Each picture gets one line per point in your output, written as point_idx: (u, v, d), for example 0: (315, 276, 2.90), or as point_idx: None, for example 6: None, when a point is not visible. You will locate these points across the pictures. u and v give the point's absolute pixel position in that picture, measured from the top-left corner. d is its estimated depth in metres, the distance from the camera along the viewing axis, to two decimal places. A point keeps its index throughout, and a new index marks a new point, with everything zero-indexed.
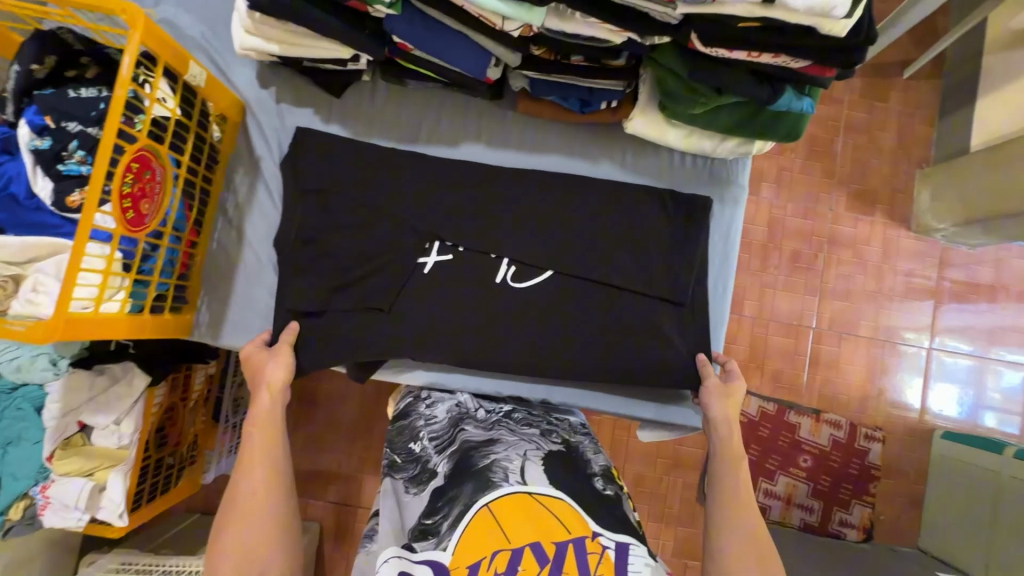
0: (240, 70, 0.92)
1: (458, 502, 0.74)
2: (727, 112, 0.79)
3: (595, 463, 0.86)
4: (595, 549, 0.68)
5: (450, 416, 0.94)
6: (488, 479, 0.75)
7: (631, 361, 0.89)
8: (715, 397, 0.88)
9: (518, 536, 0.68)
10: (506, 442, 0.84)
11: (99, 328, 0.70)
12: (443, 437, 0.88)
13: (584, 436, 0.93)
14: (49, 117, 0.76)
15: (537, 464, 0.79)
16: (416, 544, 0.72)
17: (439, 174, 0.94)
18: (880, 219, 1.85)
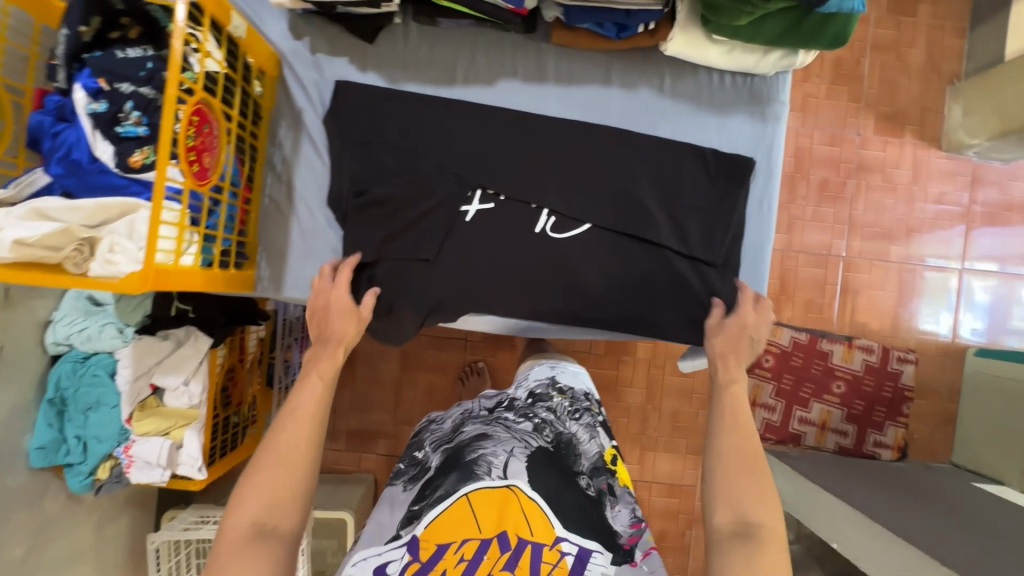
0: (273, 21, 0.91)
1: (440, 488, 0.87)
2: (772, 21, 0.78)
3: (586, 458, 0.95)
4: (552, 558, 0.80)
5: (454, 422, 1.05)
6: (471, 471, 0.86)
7: (666, 301, 0.95)
8: (727, 330, 0.90)
9: (487, 526, 0.81)
10: (496, 438, 0.92)
11: (178, 280, 0.73)
12: (444, 441, 0.99)
13: (580, 420, 1.03)
14: (102, 79, 0.77)
15: (520, 460, 0.88)
16: (402, 530, 0.85)
17: (479, 115, 0.94)
18: (910, 140, 1.82)
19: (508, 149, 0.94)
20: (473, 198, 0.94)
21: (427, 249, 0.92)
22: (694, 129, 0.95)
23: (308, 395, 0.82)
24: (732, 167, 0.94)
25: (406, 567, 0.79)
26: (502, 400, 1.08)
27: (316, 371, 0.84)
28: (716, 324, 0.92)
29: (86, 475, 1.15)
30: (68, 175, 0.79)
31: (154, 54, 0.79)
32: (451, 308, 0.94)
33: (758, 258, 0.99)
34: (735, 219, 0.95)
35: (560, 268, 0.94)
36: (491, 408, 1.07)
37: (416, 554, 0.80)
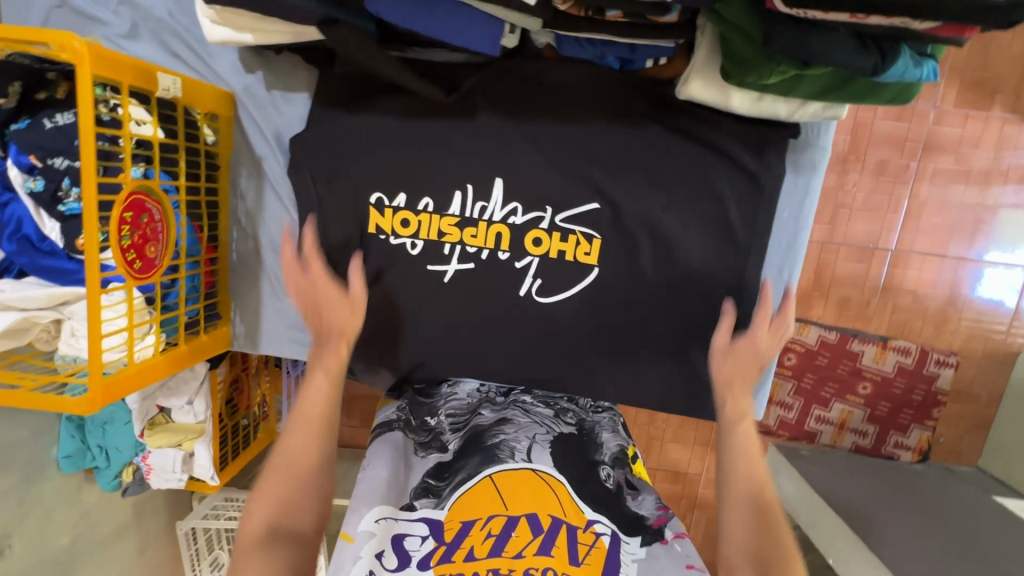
0: (222, 56, 0.80)
1: (461, 471, 0.86)
2: (810, 80, 0.61)
3: (606, 449, 0.94)
4: (587, 540, 0.79)
5: (472, 397, 0.98)
6: (494, 454, 0.87)
7: (658, 369, 0.88)
8: (729, 351, 0.83)
9: (516, 506, 0.81)
10: (517, 424, 0.92)
11: (136, 379, 0.71)
12: (460, 420, 0.94)
13: (602, 414, 1.02)
14: (33, 155, 0.70)
15: (543, 448, 0.89)
16: (416, 502, 0.84)
17: (459, 161, 0.83)
18: (996, 114, 1.53)
19: (492, 201, 0.84)
20: (452, 257, 0.86)
21: (403, 311, 0.88)
22: (710, 179, 0.81)
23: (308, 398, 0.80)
24: (749, 231, 0.83)
25: (428, 554, 0.77)
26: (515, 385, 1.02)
27: (321, 368, 0.81)
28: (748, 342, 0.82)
29: (112, 477, 1.25)
30: (20, 254, 0.75)
31: None
32: (433, 369, 0.90)
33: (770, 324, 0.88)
34: (748, 282, 0.85)
35: (549, 332, 0.88)
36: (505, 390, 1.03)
37: (437, 535, 0.79)
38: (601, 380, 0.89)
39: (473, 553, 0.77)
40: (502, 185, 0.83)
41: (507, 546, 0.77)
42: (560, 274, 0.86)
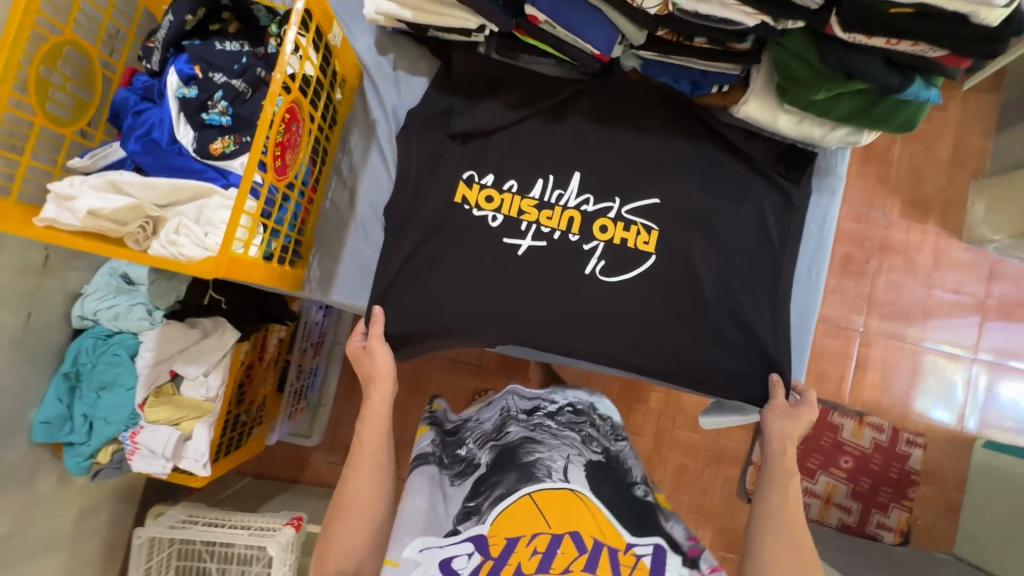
0: (363, 37, 0.95)
1: (499, 486, 0.83)
2: (846, 100, 0.82)
3: (635, 473, 0.95)
4: (628, 561, 0.74)
5: (496, 421, 1.08)
6: (531, 472, 0.84)
7: (704, 354, 0.96)
8: (780, 411, 0.94)
9: (558, 522, 0.76)
10: (549, 444, 0.92)
11: (238, 268, 0.73)
12: (486, 438, 1.03)
13: (623, 443, 1.05)
14: (198, 67, 0.79)
15: (578, 468, 0.88)
16: (460, 524, 0.79)
17: (547, 148, 0.96)
18: (932, 228, 1.87)
19: (568, 188, 0.96)
20: (529, 232, 0.95)
21: (476, 274, 0.93)
22: (755, 190, 0.97)
23: (367, 435, 0.88)
24: (783, 239, 0.97)
25: (477, 567, 0.72)
26: (542, 407, 1.11)
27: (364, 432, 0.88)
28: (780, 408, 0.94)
29: (85, 457, 1.10)
30: (143, 153, 0.79)
31: (250, 51, 0.81)
32: (495, 335, 0.93)
33: (804, 323, 1.00)
34: (784, 279, 0.98)
35: (609, 308, 0.95)
36: (528, 409, 1.11)
37: (484, 551, 0.74)
38: (653, 360, 0.95)
39: (522, 569, 0.70)
40: (579, 177, 0.96)
41: (553, 564, 0.71)
42: (624, 256, 0.95)
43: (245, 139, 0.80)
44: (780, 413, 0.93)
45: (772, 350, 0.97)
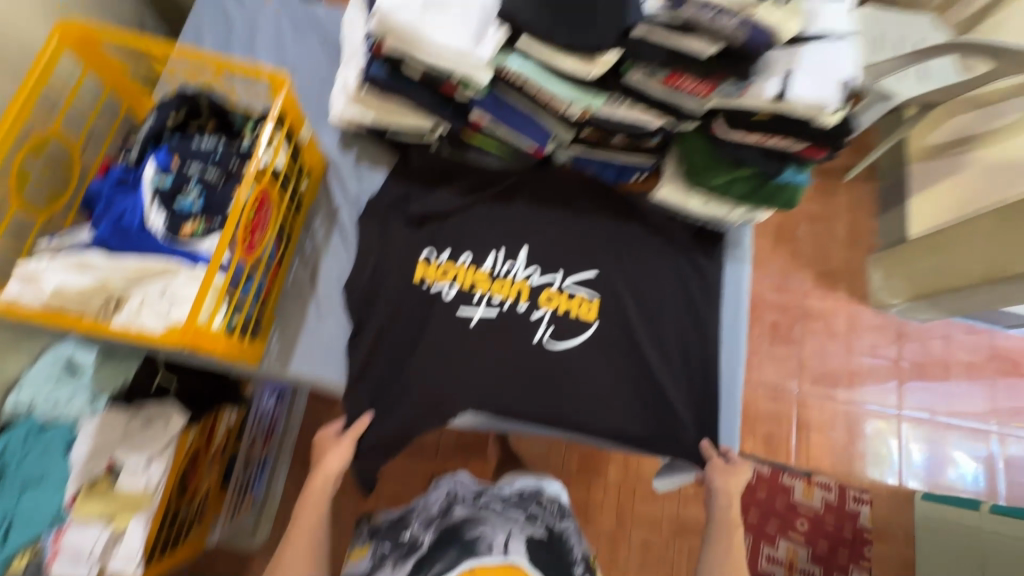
0: (328, 136, 1.08)
1: (439, 562, 0.90)
2: (740, 184, 0.98)
3: (577, 555, 1.01)
4: None
5: (443, 502, 1.08)
6: (472, 548, 0.90)
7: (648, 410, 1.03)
8: (721, 470, 0.99)
9: None
10: (493, 522, 0.97)
11: (202, 339, 0.76)
12: (432, 520, 1.03)
13: (570, 520, 1.08)
14: (175, 160, 0.87)
15: (519, 541, 0.93)
16: None
17: (494, 228, 1.07)
18: (844, 296, 2.09)
19: (517, 260, 1.06)
20: (480, 304, 1.03)
21: (432, 343, 0.99)
22: (676, 261, 1.10)
23: (306, 514, 0.94)
24: (707, 303, 1.09)
25: None
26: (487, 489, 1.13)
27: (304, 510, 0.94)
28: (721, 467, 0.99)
29: None
30: (114, 235, 0.84)
31: (225, 146, 0.91)
32: (452, 402, 0.97)
33: (732, 377, 1.08)
34: (710, 340, 1.07)
35: (558, 371, 1.02)
36: (478, 491, 1.12)
37: None
38: (602, 418, 1.01)
39: None
40: (527, 250, 1.07)
41: None
42: (569, 322, 1.04)
43: (214, 221, 0.86)
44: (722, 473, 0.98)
45: (709, 407, 1.04)
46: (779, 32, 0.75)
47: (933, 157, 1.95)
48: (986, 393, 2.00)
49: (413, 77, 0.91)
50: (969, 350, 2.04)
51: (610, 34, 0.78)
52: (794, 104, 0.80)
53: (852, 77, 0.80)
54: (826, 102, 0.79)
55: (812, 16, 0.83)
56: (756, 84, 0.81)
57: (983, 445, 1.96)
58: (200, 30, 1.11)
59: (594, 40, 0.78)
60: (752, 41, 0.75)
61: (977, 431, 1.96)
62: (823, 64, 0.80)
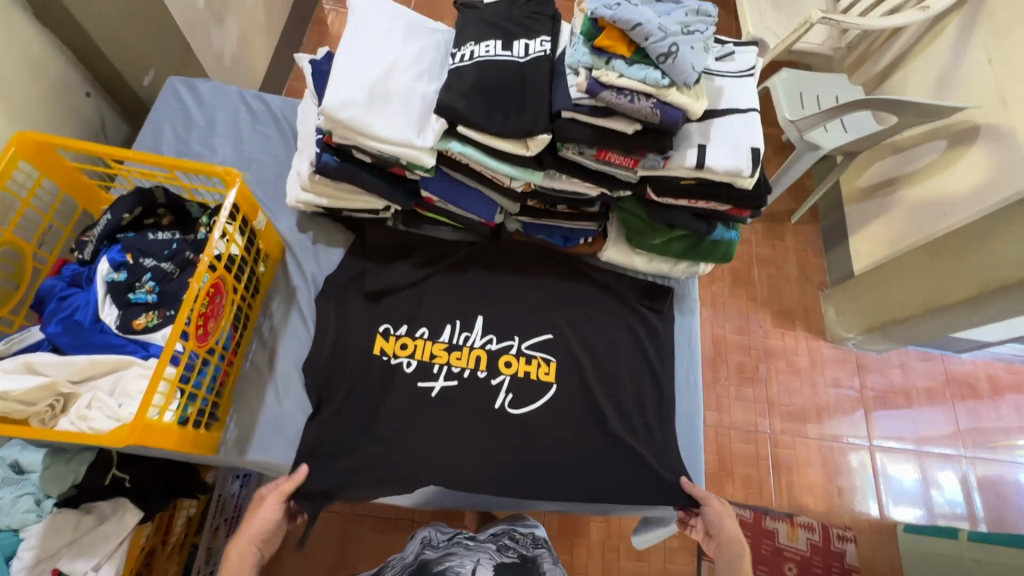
0: (285, 220, 1.11)
1: None
2: (677, 243, 1.05)
3: None
4: None
5: (415, 548, 1.06)
6: None
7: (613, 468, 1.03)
8: (722, 511, 0.98)
9: None
10: (461, 554, 1.01)
11: (152, 435, 0.75)
12: (407, 566, 1.01)
13: (541, 549, 1.08)
14: (129, 254, 0.89)
15: (487, 567, 0.98)
16: None
17: (450, 299, 1.11)
18: (801, 333, 2.16)
19: (473, 330, 1.09)
20: (439, 375, 1.04)
21: (393, 418, 1.00)
22: (626, 318, 1.15)
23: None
24: (660, 357, 1.13)
25: None
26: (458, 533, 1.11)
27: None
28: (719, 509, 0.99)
29: None
30: (64, 333, 0.84)
31: (181, 238, 0.93)
32: (416, 476, 0.96)
33: (692, 426, 1.11)
34: (664, 392, 1.10)
35: (521, 435, 1.03)
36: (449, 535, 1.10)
37: None
38: (563, 485, 1.01)
39: None
40: (482, 320, 1.10)
41: None
42: (528, 386, 1.07)
43: (169, 312, 0.87)
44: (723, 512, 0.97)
45: (672, 459, 1.05)
46: (689, 110, 0.82)
47: (864, 199, 2.11)
48: (947, 417, 2.06)
49: (361, 160, 0.96)
50: (925, 377, 2.11)
51: (542, 118, 0.87)
52: (712, 172, 0.87)
53: (759, 143, 0.87)
54: (740, 166, 0.86)
55: (719, 94, 0.93)
56: (675, 156, 0.88)
57: (954, 471, 1.99)
58: (160, 124, 1.16)
59: (527, 123, 0.87)
60: (665, 118, 0.82)
61: (944, 456, 2.01)
62: (733, 134, 0.88)
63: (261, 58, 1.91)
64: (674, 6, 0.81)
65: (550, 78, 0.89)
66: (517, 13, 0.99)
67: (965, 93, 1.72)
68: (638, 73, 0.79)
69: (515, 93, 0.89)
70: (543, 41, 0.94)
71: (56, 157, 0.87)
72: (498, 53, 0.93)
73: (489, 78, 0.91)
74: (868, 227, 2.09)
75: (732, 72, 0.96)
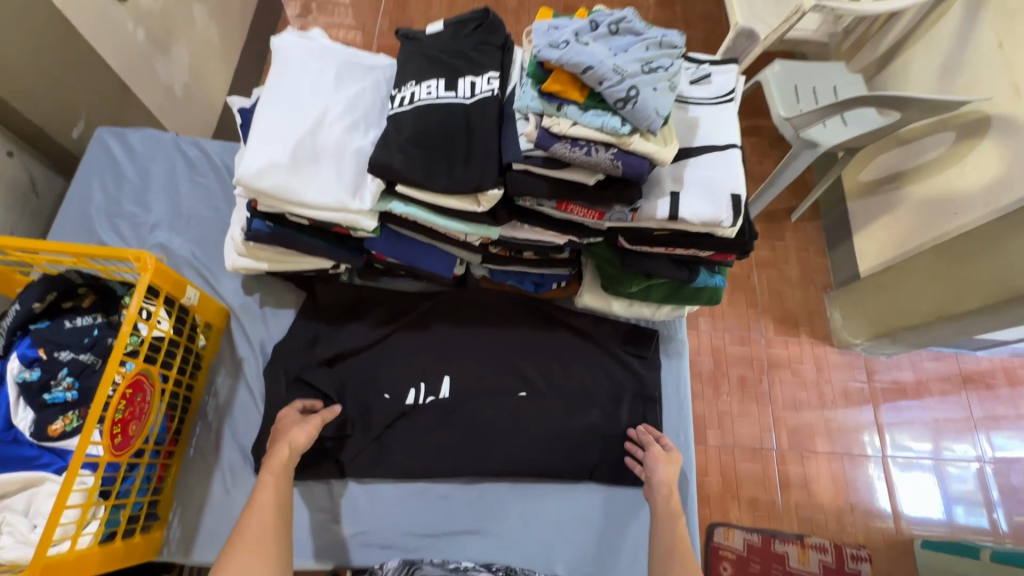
0: (229, 283, 1.02)
1: None
2: (657, 289, 0.95)
3: None
4: None
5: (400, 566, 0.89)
6: None
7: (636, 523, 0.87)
8: (663, 459, 0.92)
9: None
10: None
11: (63, 567, 0.66)
12: None
13: None
14: (42, 348, 0.80)
15: None
16: None
17: (412, 359, 1.01)
18: (806, 339, 2.03)
19: (439, 394, 0.99)
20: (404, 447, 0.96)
21: None
22: (607, 368, 1.04)
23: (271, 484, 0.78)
24: (645, 414, 1.02)
25: None
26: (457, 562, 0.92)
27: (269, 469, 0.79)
28: (662, 454, 0.93)
29: None
30: None
31: (102, 321, 0.83)
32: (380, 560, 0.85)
33: (685, 486, 1.01)
34: None
35: None
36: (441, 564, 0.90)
37: None
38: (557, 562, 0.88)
39: None
40: (448, 381, 1.01)
41: None
42: (500, 453, 0.97)
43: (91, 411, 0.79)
44: (662, 458, 0.92)
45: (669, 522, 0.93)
46: (656, 158, 0.71)
47: (864, 196, 1.99)
48: (962, 413, 1.93)
49: (299, 224, 0.86)
50: (938, 376, 1.98)
51: (490, 170, 0.76)
52: (687, 223, 0.76)
53: (742, 189, 0.76)
54: (720, 217, 0.75)
55: (694, 127, 0.82)
56: (645, 207, 0.77)
57: (969, 468, 1.87)
58: (88, 182, 1.05)
59: (474, 177, 0.76)
60: (629, 169, 0.71)
61: (964, 457, 1.88)
62: (711, 178, 0.77)
63: (219, 81, 1.80)
64: (632, 39, 0.69)
65: (498, 123, 0.79)
66: (461, 44, 0.87)
67: (972, 83, 1.58)
68: (595, 120, 0.68)
69: (459, 143, 0.79)
70: (491, 78, 0.82)
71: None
72: (440, 95, 0.82)
73: (430, 125, 0.80)
74: (870, 226, 1.95)
75: (709, 98, 0.84)
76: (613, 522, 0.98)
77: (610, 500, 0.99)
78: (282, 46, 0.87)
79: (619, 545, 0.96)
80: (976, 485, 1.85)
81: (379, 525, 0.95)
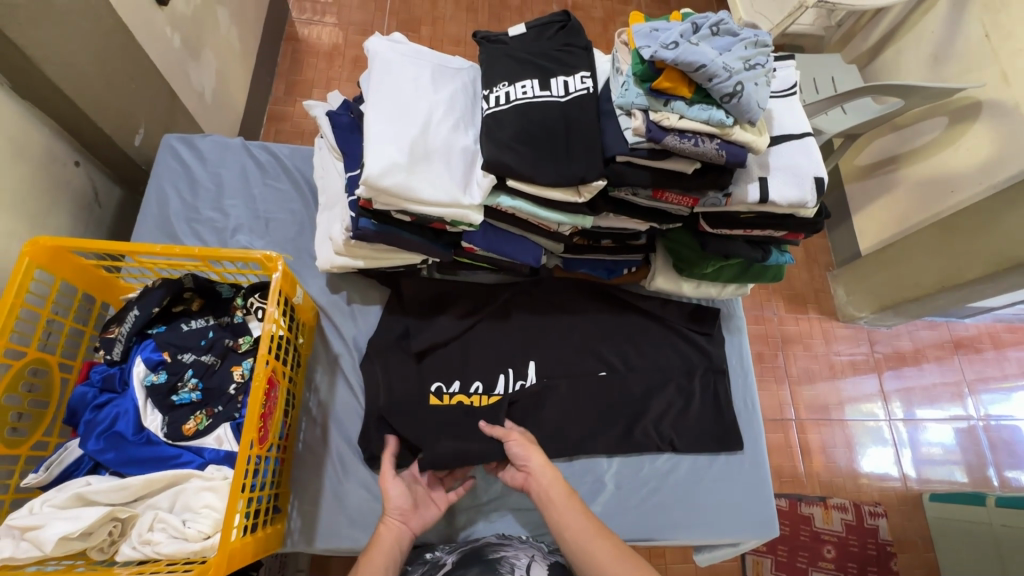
0: (315, 282, 1.06)
1: None
2: (728, 269, 1.05)
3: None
4: None
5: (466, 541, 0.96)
6: (494, 567, 0.78)
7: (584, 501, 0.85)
8: (530, 445, 0.91)
9: None
10: (515, 545, 0.88)
11: (235, 556, 0.71)
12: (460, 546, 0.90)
13: None
14: (166, 351, 0.83)
15: (542, 565, 0.82)
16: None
17: (497, 346, 1.06)
18: (814, 315, 2.00)
19: (527, 378, 1.05)
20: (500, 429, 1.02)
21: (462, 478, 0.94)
22: (676, 345, 1.12)
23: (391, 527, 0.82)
24: (715, 385, 1.10)
25: None
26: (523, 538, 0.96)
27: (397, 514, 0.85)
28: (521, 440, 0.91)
29: None
30: (107, 449, 0.77)
31: (216, 324, 0.87)
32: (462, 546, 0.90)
33: (757, 447, 1.09)
34: (727, 421, 1.07)
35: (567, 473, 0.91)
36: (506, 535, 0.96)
37: None
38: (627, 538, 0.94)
39: None
40: (534, 366, 1.06)
41: None
42: (586, 431, 1.04)
43: (218, 409, 0.82)
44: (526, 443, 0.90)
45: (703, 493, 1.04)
46: (753, 147, 0.78)
47: (862, 177, 1.94)
48: (954, 375, 1.94)
49: (401, 220, 0.89)
50: (932, 343, 1.98)
51: (596, 163, 0.81)
52: (775, 205, 0.85)
53: (823, 172, 0.85)
54: (805, 199, 0.84)
55: (771, 119, 0.89)
56: (736, 192, 0.84)
57: (950, 432, 1.88)
58: (163, 189, 1.06)
59: (580, 170, 0.81)
60: (731, 158, 0.78)
61: (942, 420, 1.88)
62: (795, 164, 0.85)
63: (239, 87, 1.76)
64: (732, 39, 0.76)
65: (597, 118, 0.84)
66: (545, 47, 0.93)
67: (963, 69, 1.59)
68: (701, 113, 0.75)
69: (562, 138, 0.83)
70: (584, 78, 0.88)
71: (71, 258, 0.81)
72: (537, 94, 0.87)
73: (533, 123, 0.84)
74: (868, 207, 1.92)
75: (777, 91, 0.92)
76: (694, 485, 1.04)
77: (689, 465, 1.06)
78: (378, 50, 0.90)
79: (696, 508, 1.03)
80: (957, 447, 1.87)
81: (481, 503, 1.00)
